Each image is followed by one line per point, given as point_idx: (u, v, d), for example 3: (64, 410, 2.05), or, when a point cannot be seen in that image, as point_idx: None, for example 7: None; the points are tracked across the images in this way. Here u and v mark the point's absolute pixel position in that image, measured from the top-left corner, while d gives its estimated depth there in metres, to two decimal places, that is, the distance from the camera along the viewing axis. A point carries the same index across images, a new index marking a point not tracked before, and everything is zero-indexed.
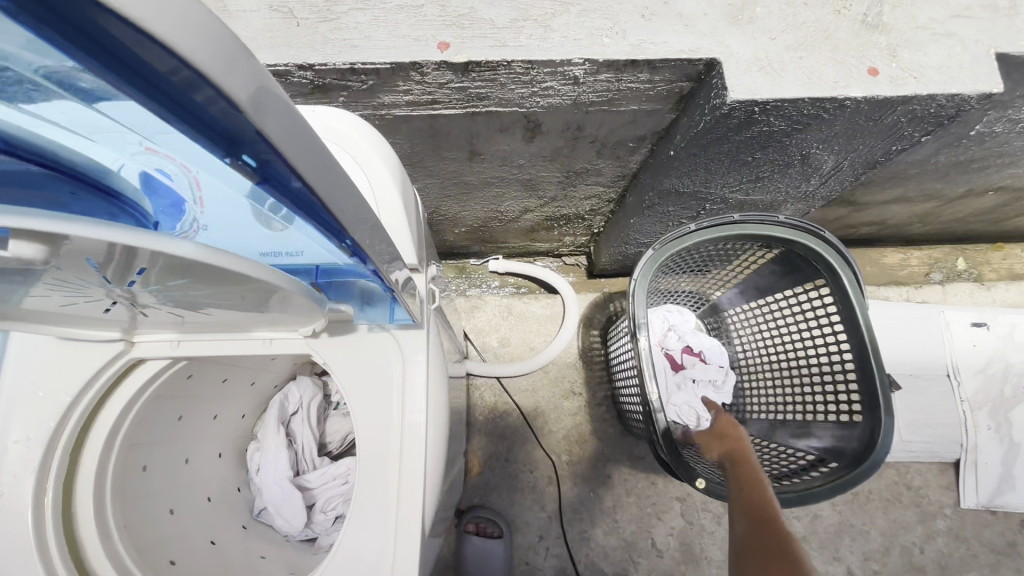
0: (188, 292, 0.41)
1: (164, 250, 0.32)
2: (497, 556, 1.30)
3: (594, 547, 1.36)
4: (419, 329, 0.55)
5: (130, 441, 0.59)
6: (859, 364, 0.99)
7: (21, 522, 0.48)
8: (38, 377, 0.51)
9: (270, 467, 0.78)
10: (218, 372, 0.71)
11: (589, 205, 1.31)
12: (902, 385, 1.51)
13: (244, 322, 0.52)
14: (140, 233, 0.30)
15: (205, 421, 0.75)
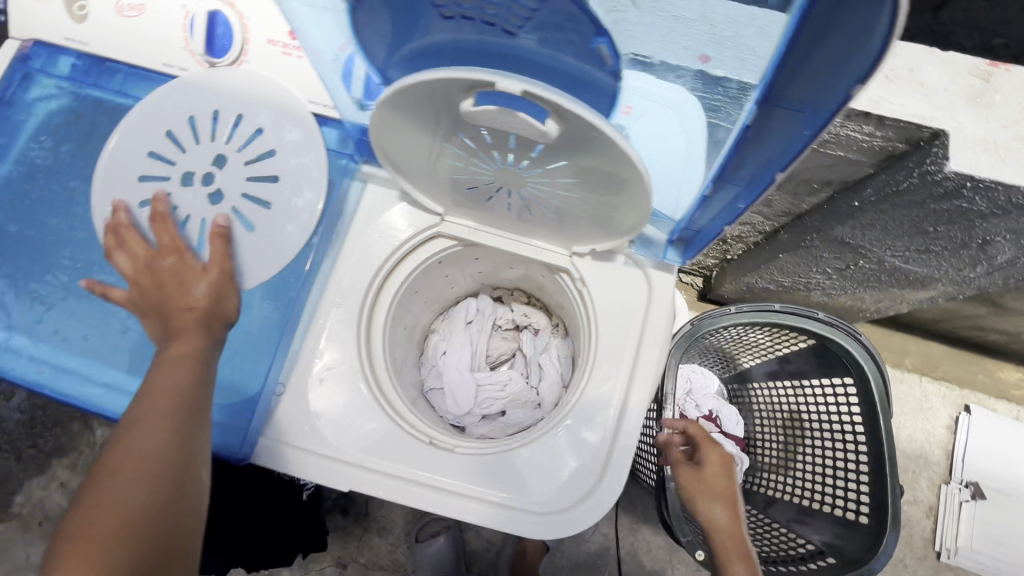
0: (558, 190, 0.54)
1: (622, 154, 0.44)
2: None
3: (640, 539, 1.37)
4: (667, 273, 0.64)
5: (403, 293, 0.74)
6: (872, 468, 0.89)
7: (350, 321, 0.65)
8: (379, 220, 0.68)
9: (452, 357, 0.95)
10: (448, 267, 0.87)
11: (737, 230, 1.40)
12: (986, 498, 1.49)
13: (541, 227, 0.65)
14: (622, 140, 0.43)
15: (418, 303, 0.92)
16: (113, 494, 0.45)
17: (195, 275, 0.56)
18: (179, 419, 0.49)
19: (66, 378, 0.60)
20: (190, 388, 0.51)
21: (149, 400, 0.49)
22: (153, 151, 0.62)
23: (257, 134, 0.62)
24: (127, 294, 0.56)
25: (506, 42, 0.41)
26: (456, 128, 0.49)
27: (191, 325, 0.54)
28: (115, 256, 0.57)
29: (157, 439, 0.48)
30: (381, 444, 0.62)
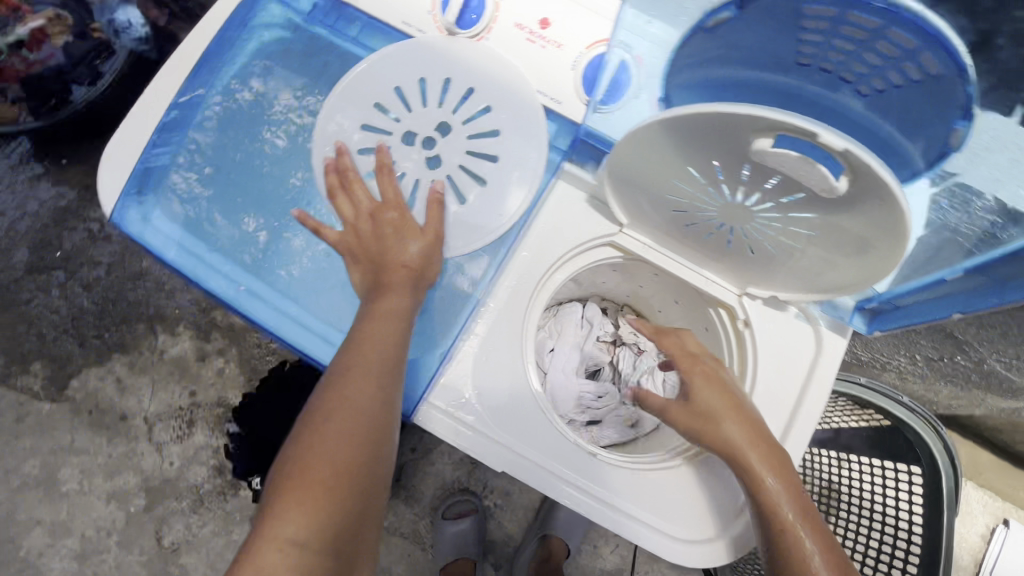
0: (784, 235, 0.55)
1: (898, 226, 0.44)
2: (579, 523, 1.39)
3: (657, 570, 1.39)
4: (838, 337, 0.65)
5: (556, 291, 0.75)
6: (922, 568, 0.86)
7: (522, 308, 0.67)
8: (563, 215, 0.69)
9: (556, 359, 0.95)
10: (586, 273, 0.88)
11: None
12: None
13: (725, 261, 0.65)
14: (908, 213, 0.43)
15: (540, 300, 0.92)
16: (327, 439, 0.46)
17: (413, 235, 0.58)
18: (383, 374, 0.50)
19: (258, 302, 0.62)
20: (395, 346, 0.52)
21: (359, 352, 0.51)
22: (379, 103, 0.63)
23: (485, 111, 0.63)
24: (340, 235, 0.59)
25: (840, 98, 0.46)
26: (719, 157, 0.50)
27: (401, 285, 0.56)
28: (337, 199, 0.60)
29: (365, 392, 0.49)
30: (527, 431, 0.64)
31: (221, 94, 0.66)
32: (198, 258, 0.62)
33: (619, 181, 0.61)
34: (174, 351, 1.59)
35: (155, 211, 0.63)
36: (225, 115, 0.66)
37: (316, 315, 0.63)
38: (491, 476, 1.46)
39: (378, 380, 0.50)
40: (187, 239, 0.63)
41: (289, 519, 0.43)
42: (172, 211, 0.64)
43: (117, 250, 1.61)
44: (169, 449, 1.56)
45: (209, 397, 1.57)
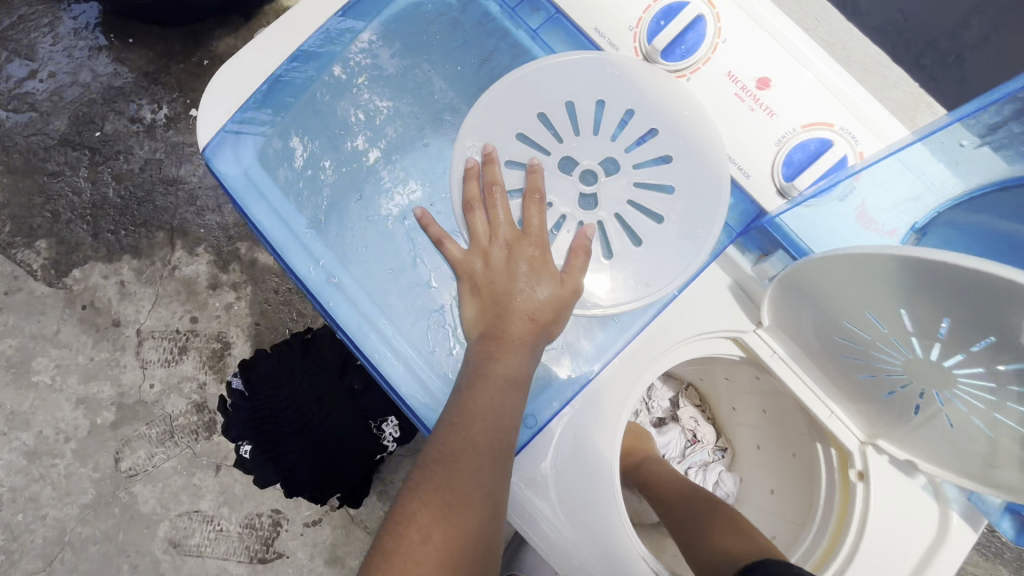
0: (982, 419, 0.46)
1: None
2: None
3: None
4: (966, 530, 0.56)
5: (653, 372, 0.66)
6: None
7: (627, 391, 0.57)
8: (699, 295, 0.59)
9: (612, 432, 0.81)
10: None
11: None
12: None
13: (866, 405, 0.57)
14: None
15: None
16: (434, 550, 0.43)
17: (546, 282, 0.49)
18: (492, 467, 0.46)
19: (344, 300, 0.53)
20: (504, 433, 0.47)
21: (465, 440, 0.45)
22: (543, 114, 0.53)
23: (661, 160, 0.53)
24: (464, 255, 0.51)
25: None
26: (958, 317, 0.40)
27: (524, 343, 0.48)
28: (473, 213, 0.51)
29: (472, 496, 0.45)
30: (597, 531, 0.54)
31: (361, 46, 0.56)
32: (290, 229, 0.53)
33: (790, 288, 0.52)
34: (187, 270, 1.49)
35: (255, 160, 0.54)
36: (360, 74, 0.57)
37: (406, 333, 0.54)
38: None
39: (485, 481, 0.45)
40: (284, 204, 0.54)
41: None
42: (274, 166, 0.55)
43: (159, 148, 1.50)
44: (153, 370, 1.46)
45: (210, 328, 1.48)
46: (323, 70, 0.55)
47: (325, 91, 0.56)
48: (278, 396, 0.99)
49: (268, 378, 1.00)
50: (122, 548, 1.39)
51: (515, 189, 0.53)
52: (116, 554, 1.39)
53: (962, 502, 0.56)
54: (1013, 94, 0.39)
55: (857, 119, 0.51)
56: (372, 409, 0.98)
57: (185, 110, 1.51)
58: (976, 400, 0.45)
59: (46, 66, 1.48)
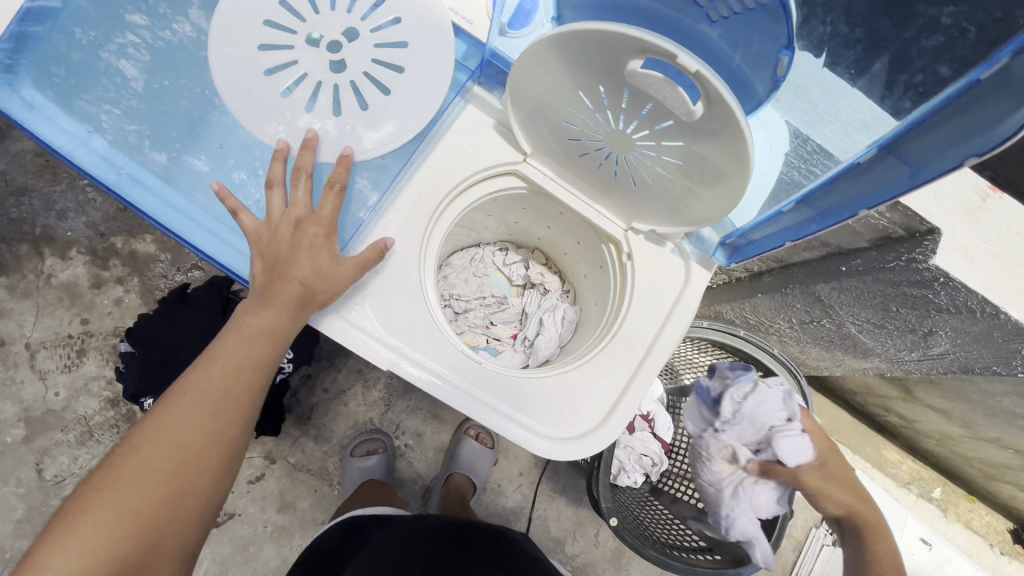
0: (657, 167, 0.61)
1: (742, 147, 0.50)
2: (483, 463, 1.44)
3: (552, 507, 1.49)
4: (704, 273, 0.72)
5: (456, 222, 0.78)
6: None
7: (421, 225, 0.69)
8: (470, 139, 0.71)
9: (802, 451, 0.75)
10: (497, 211, 0.92)
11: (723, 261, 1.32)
12: None
13: (614, 197, 0.71)
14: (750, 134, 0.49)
15: (463, 233, 0.99)
16: (134, 470, 0.49)
17: (320, 256, 0.58)
18: (221, 403, 0.53)
19: (142, 188, 0.61)
20: (239, 379, 0.55)
21: (197, 380, 0.53)
22: (283, 1, 0.62)
23: (394, 23, 0.63)
24: (256, 225, 0.58)
25: (697, 26, 0.46)
26: (597, 76, 0.54)
27: (281, 302, 0.56)
28: (273, 191, 0.59)
29: (187, 429, 0.51)
30: (412, 334, 0.66)
31: (181, 18, 0.63)
32: (74, 139, 0.60)
33: (522, 107, 0.65)
34: (65, 275, 1.47)
35: (35, 91, 0.59)
36: (182, 46, 0.64)
37: (209, 213, 0.62)
38: (404, 417, 1.50)
39: (201, 420, 0.52)
40: (74, 124, 0.60)
41: (63, 554, 0.45)
42: (66, 97, 0.60)
43: (0, 159, 1.45)
44: (55, 378, 1.46)
45: (104, 326, 1.47)
46: (188, 74, 0.64)
47: (137, 51, 0.62)
48: (167, 344, 1.04)
49: (153, 332, 1.05)
50: None
51: (273, 67, 0.62)
52: None
53: (694, 250, 0.72)
54: None
55: None
56: None
57: None
58: (649, 153, 0.59)
59: None
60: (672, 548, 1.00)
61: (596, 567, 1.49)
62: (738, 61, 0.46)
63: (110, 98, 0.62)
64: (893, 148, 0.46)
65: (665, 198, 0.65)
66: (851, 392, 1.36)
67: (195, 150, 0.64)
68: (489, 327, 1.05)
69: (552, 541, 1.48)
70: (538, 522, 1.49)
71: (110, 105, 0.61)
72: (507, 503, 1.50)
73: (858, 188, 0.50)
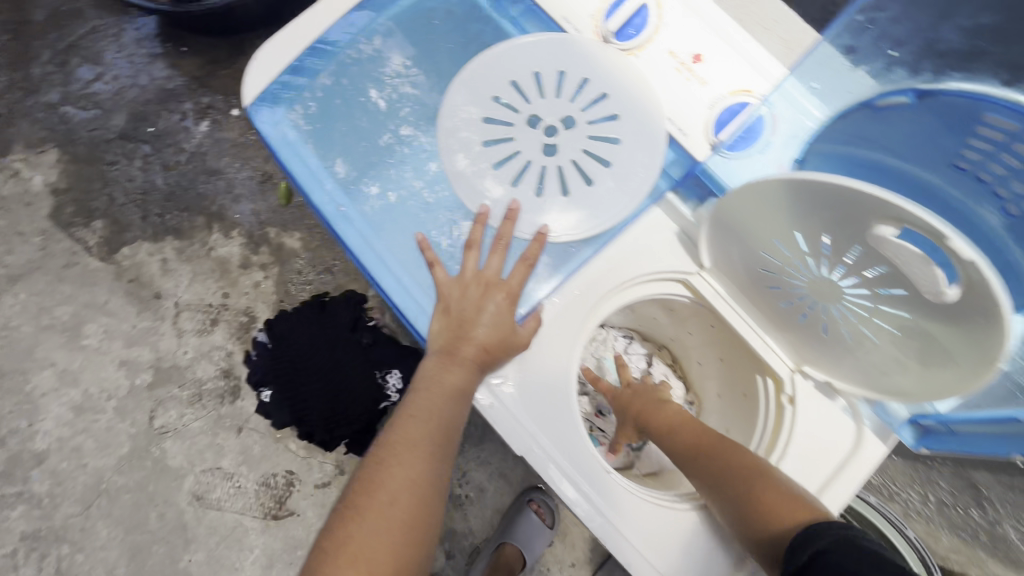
0: (864, 326, 0.55)
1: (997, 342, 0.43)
2: (540, 541, 1.36)
3: None
4: (878, 444, 0.64)
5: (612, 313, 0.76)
6: None
7: (585, 314, 0.68)
8: (649, 240, 0.70)
9: None
10: (645, 308, 0.89)
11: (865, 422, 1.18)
12: None
13: (791, 334, 0.66)
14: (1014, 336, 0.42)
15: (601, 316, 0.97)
16: (381, 522, 0.50)
17: (502, 321, 0.59)
18: (432, 450, 0.55)
19: (352, 228, 0.65)
20: (446, 427, 0.57)
21: (412, 431, 0.55)
22: (514, 82, 0.66)
23: (611, 118, 0.65)
24: (444, 281, 0.60)
25: (978, 210, 0.44)
26: (829, 227, 0.50)
27: (468, 361, 0.58)
28: (468, 254, 0.61)
29: (411, 478, 0.53)
30: (550, 423, 0.64)
31: (363, 40, 0.70)
32: (310, 171, 0.67)
33: (717, 226, 0.63)
34: (223, 251, 1.65)
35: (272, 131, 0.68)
36: (360, 61, 0.70)
37: (400, 260, 0.65)
38: (472, 466, 1.47)
39: (421, 467, 0.54)
40: (293, 151, 0.67)
41: None
42: (274, 113, 0.68)
43: (204, 141, 1.68)
44: (187, 339, 1.61)
45: (240, 304, 1.62)
46: (361, 85, 0.70)
47: (334, 69, 0.69)
48: (298, 345, 1.11)
49: (288, 328, 1.13)
50: (151, 499, 1.52)
51: (490, 139, 0.65)
52: (145, 504, 1.52)
53: (871, 416, 0.65)
54: (834, 37, 0.50)
55: (768, 80, 0.62)
56: (380, 359, 1.10)
57: (225, 111, 1.70)
58: (859, 309, 0.54)
59: (110, 70, 1.68)
60: None
61: None
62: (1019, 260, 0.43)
63: (298, 105, 0.69)
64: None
65: (861, 357, 0.59)
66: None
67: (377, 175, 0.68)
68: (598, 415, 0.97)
69: None
70: None
71: (304, 120, 0.68)
72: None
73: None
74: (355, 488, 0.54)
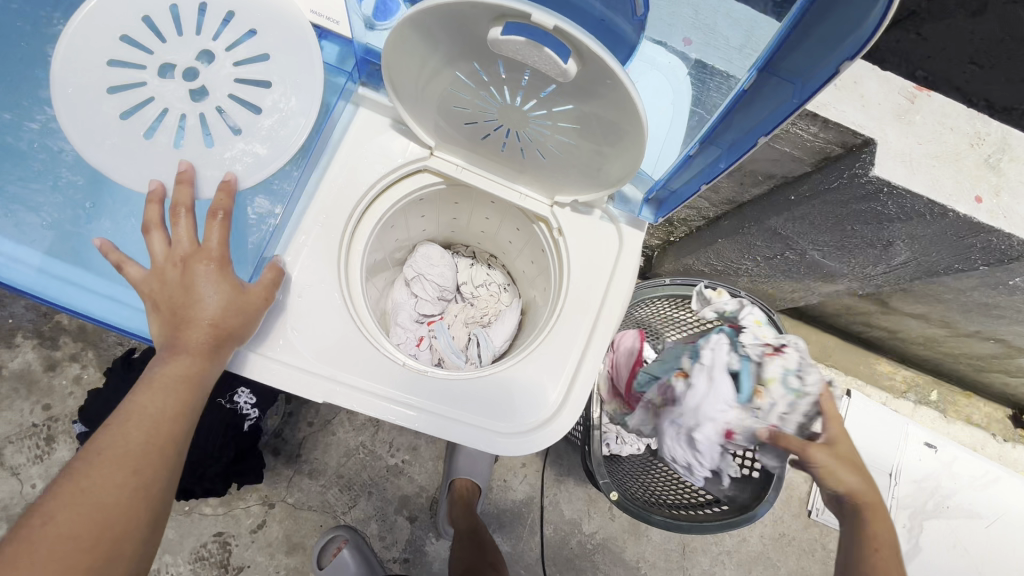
0: (556, 135, 0.58)
1: (623, 84, 0.45)
2: (485, 462, 1.28)
3: (562, 492, 1.33)
4: (637, 232, 0.70)
5: (379, 230, 0.74)
6: None
7: (334, 236, 0.65)
8: (367, 143, 0.67)
9: None
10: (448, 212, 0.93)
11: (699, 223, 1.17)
12: (976, 521, 1.23)
13: (528, 174, 0.69)
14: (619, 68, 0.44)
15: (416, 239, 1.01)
16: (41, 547, 0.41)
17: (223, 285, 0.53)
18: (148, 459, 0.46)
19: (59, 277, 0.59)
20: (168, 425, 0.48)
21: (116, 435, 0.46)
22: (126, 37, 0.57)
23: (251, 34, 0.59)
24: (143, 275, 0.53)
25: None
26: (468, 45, 0.49)
27: (195, 347, 0.50)
28: (151, 235, 0.53)
29: (106, 492, 0.44)
30: (346, 358, 0.62)
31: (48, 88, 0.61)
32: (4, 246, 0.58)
33: (403, 98, 0.61)
34: (15, 364, 1.29)
35: None
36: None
37: None
38: (395, 434, 1.33)
39: (124, 478, 0.44)
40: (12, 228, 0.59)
41: None
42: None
43: None
44: (29, 472, 1.27)
45: (69, 407, 1.29)
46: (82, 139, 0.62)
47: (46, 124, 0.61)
48: None
49: (106, 407, 1.01)
50: None
51: (128, 111, 0.57)
52: None
53: (618, 215, 0.70)
54: None
55: None
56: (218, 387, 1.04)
57: None
58: (542, 123, 0.57)
59: None
60: (681, 508, 0.97)
61: (616, 541, 1.32)
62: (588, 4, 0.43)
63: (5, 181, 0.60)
64: (768, 70, 0.47)
65: (582, 166, 0.62)
66: (830, 315, 1.28)
67: (99, 214, 0.62)
68: (425, 322, 1.04)
69: (569, 525, 1.32)
70: (551, 509, 1.32)
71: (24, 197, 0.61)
72: (515, 496, 1.32)
73: (749, 116, 0.50)
74: (26, 512, 0.43)
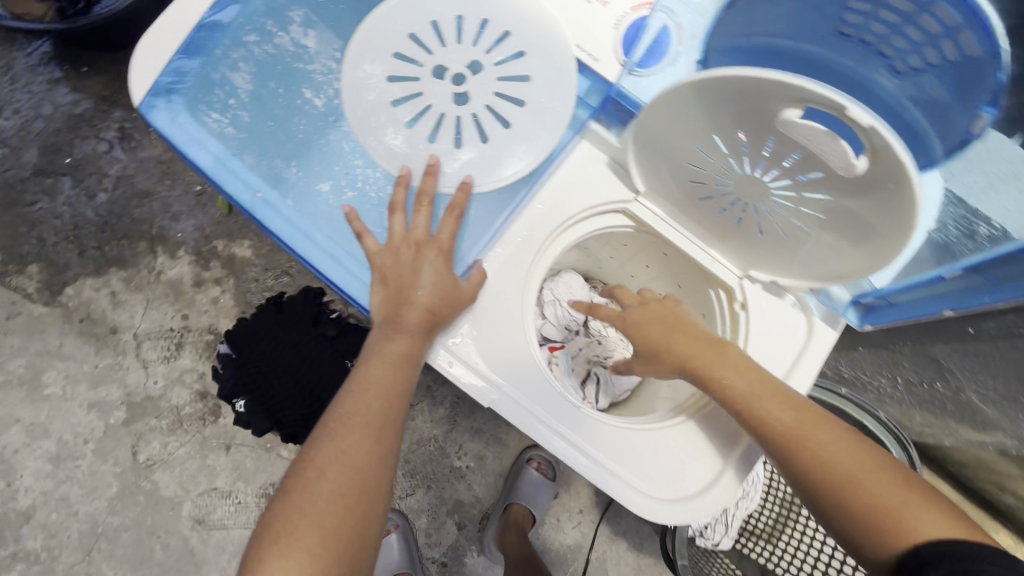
0: (791, 217, 0.57)
1: (910, 192, 0.43)
2: (545, 495, 1.25)
3: (613, 552, 1.27)
4: (828, 332, 0.66)
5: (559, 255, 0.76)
6: None
7: (528, 254, 0.67)
8: (579, 174, 0.69)
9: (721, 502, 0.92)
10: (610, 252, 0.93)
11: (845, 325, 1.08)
12: None
13: (730, 241, 0.67)
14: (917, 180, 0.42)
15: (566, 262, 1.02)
16: (320, 496, 0.47)
17: (444, 276, 0.57)
18: (383, 426, 0.52)
19: (276, 213, 0.62)
20: (394, 398, 0.54)
21: (359, 402, 0.52)
22: (413, 35, 0.63)
23: (518, 56, 0.63)
24: (377, 248, 0.58)
25: (873, 74, 0.48)
26: (747, 117, 0.49)
27: (414, 328, 0.55)
28: (395, 215, 0.60)
29: (357, 453, 0.49)
30: (515, 372, 0.65)
31: (276, 30, 0.67)
32: (230, 169, 0.63)
33: (640, 143, 0.62)
34: (172, 274, 1.39)
35: (186, 112, 0.63)
36: (271, 53, 0.67)
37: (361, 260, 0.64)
38: (467, 438, 1.33)
39: (369, 443, 0.50)
40: (224, 154, 0.63)
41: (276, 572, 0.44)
42: (209, 115, 0.64)
43: (128, 162, 1.41)
44: (156, 368, 1.36)
45: (202, 323, 1.38)
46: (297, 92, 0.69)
47: (261, 64, 0.67)
48: (263, 348, 1.10)
49: (251, 336, 1.11)
50: (151, 533, 1.31)
51: (399, 100, 0.63)
52: (148, 537, 1.31)
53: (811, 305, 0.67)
54: None
55: None
56: (348, 349, 1.09)
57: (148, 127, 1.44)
58: (782, 202, 0.56)
59: (12, 104, 1.40)
60: None
61: None
62: (908, 107, 0.48)
63: (222, 106, 0.65)
64: None
65: (803, 251, 0.60)
66: None
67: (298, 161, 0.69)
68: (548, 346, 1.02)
69: None
70: (596, 565, 1.27)
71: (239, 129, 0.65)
72: (565, 539, 1.28)
73: None
74: (296, 465, 0.50)
